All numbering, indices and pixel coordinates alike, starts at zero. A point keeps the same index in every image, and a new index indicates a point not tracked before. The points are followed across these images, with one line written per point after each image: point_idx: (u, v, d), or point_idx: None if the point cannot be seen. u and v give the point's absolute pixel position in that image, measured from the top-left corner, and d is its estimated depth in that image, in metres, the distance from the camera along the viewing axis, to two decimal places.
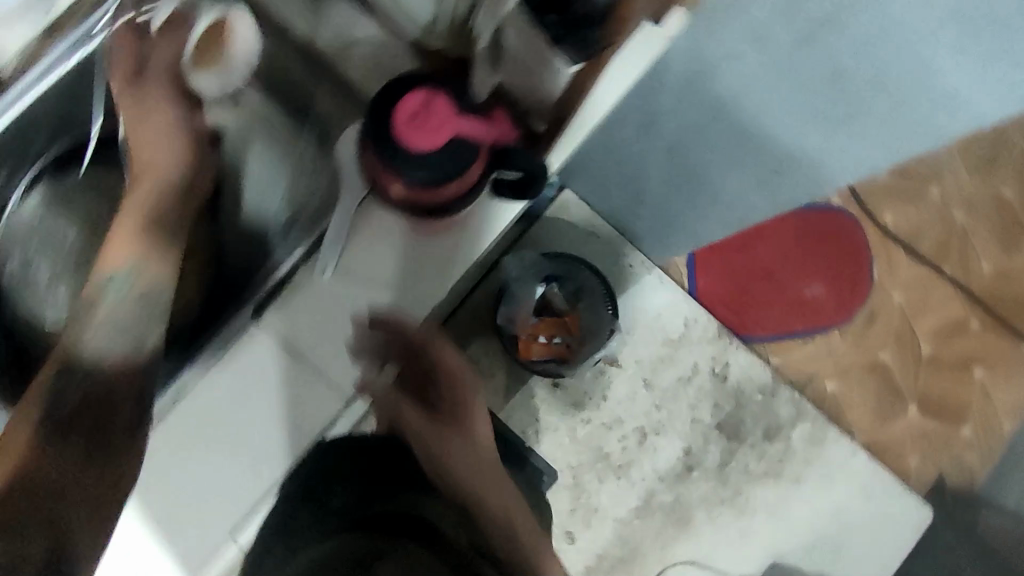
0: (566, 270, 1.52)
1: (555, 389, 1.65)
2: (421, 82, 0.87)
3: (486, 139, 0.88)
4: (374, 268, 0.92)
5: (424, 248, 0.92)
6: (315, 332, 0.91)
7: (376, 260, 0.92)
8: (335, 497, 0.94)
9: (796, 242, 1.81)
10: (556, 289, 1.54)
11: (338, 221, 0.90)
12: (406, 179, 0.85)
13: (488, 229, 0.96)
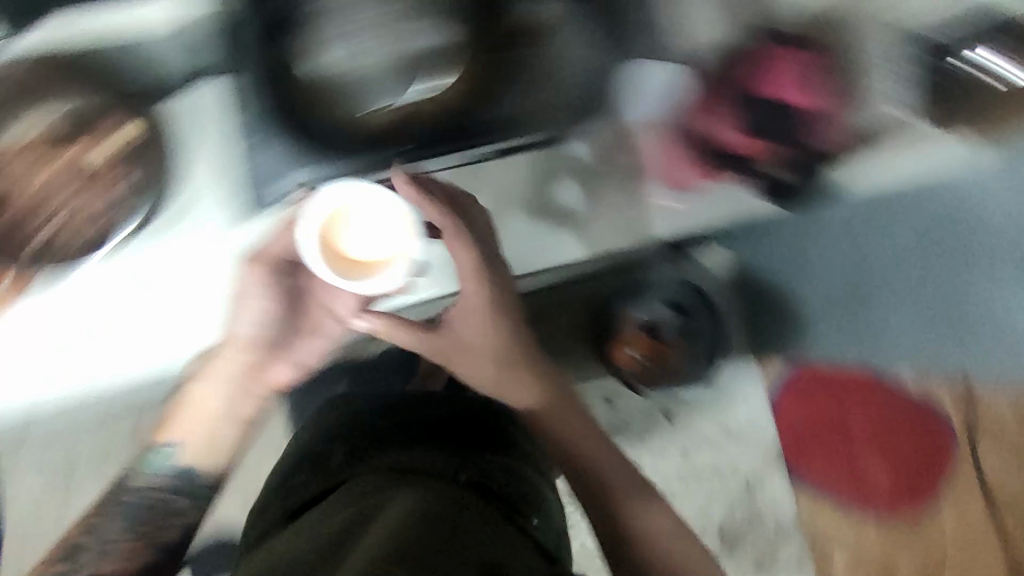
0: (697, 307, 1.56)
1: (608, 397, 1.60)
2: (786, 54, 1.10)
3: (807, 115, 1.09)
4: (593, 191, 1.13)
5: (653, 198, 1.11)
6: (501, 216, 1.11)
7: (593, 191, 1.13)
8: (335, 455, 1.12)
9: (897, 425, 1.63)
10: (676, 318, 1.56)
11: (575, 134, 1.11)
12: (735, 121, 1.11)
13: (707, 213, 1.11)
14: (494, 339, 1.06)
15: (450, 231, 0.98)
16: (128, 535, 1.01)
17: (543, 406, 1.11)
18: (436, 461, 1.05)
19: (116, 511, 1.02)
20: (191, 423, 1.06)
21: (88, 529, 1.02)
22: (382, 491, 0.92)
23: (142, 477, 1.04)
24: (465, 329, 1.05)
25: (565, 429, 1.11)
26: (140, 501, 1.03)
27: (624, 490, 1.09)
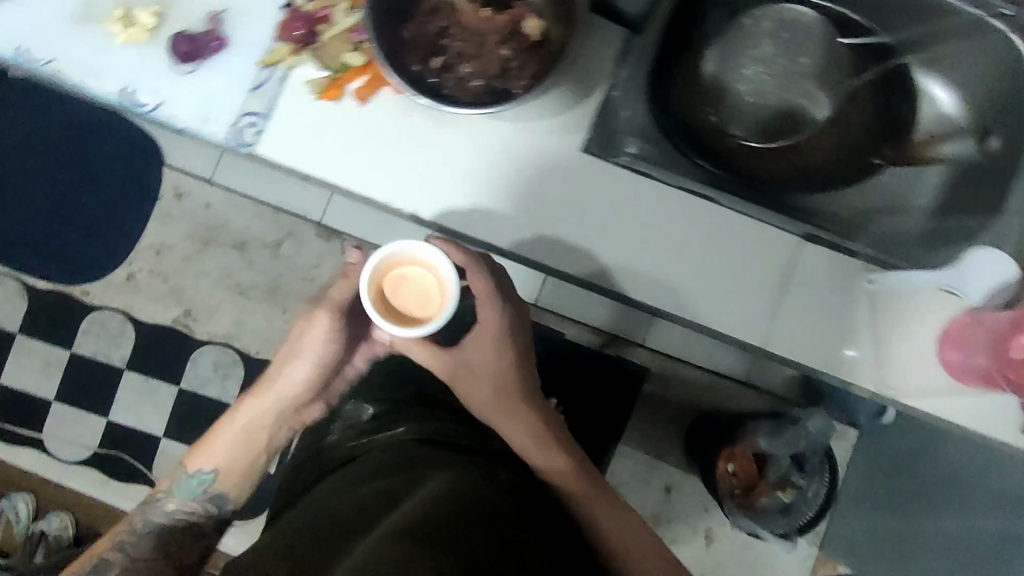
0: (816, 467, 1.27)
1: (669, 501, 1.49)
2: None
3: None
4: (666, 219, 0.79)
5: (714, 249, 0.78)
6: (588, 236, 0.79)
7: (667, 212, 0.79)
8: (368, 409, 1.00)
9: None
10: (799, 481, 1.28)
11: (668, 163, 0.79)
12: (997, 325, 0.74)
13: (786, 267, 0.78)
14: (490, 396, 0.82)
15: (507, 312, 0.80)
16: (118, 557, 0.79)
17: (544, 440, 0.83)
18: (430, 449, 0.84)
19: (136, 533, 0.81)
20: (217, 451, 0.82)
21: (110, 554, 0.79)
22: (408, 466, 0.78)
23: (155, 510, 0.82)
24: (473, 387, 0.82)
25: (560, 457, 0.83)
26: (141, 530, 0.81)
27: (642, 534, 0.82)
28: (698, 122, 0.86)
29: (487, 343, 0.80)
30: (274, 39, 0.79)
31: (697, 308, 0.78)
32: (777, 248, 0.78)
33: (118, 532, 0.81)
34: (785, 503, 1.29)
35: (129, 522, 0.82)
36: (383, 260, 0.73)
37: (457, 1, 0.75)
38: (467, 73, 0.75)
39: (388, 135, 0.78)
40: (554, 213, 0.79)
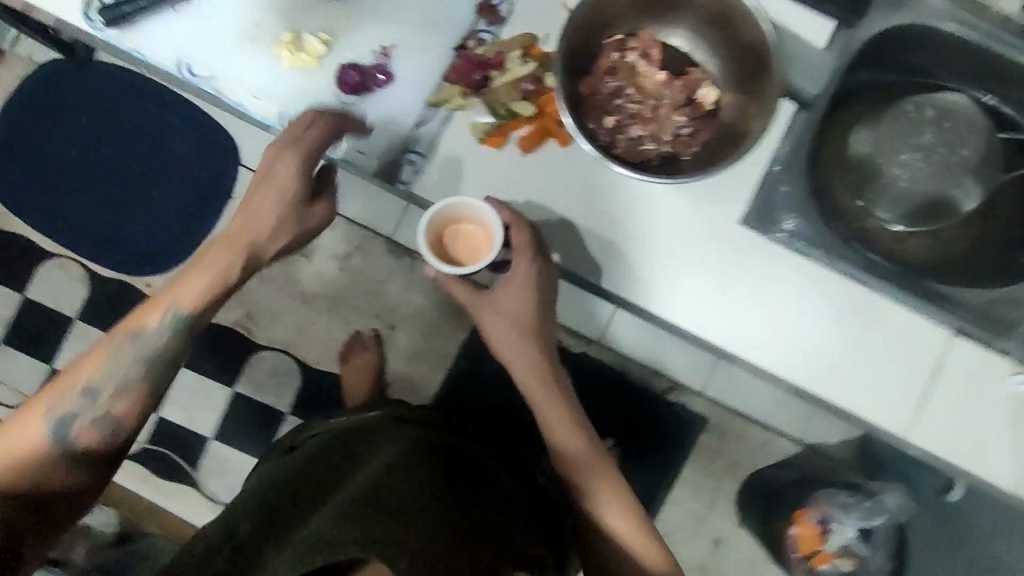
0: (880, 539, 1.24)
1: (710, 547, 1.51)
2: None
3: None
4: (808, 298, 0.79)
5: (851, 334, 0.79)
6: (729, 305, 0.78)
7: (809, 292, 0.79)
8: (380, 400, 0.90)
9: None
10: (862, 550, 1.24)
11: (820, 242, 0.78)
12: None
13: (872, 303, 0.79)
14: (519, 344, 0.82)
15: (534, 264, 0.76)
16: (106, 384, 0.71)
17: (546, 393, 0.82)
18: (372, 436, 0.82)
19: (123, 355, 0.72)
20: (195, 283, 0.73)
21: (98, 382, 0.71)
22: (368, 436, 0.82)
23: (139, 338, 0.72)
24: (498, 329, 0.82)
25: (558, 407, 0.82)
26: (126, 355, 0.72)
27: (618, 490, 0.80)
28: (837, 199, 0.87)
29: (519, 292, 0.79)
30: (442, 80, 0.78)
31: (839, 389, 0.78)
32: (913, 340, 0.79)
33: (96, 358, 0.72)
34: (846, 570, 1.26)
35: (114, 347, 0.72)
36: (431, 219, 0.76)
37: (637, 62, 0.76)
38: (639, 135, 0.75)
39: (547, 188, 0.78)
40: (697, 279, 0.78)
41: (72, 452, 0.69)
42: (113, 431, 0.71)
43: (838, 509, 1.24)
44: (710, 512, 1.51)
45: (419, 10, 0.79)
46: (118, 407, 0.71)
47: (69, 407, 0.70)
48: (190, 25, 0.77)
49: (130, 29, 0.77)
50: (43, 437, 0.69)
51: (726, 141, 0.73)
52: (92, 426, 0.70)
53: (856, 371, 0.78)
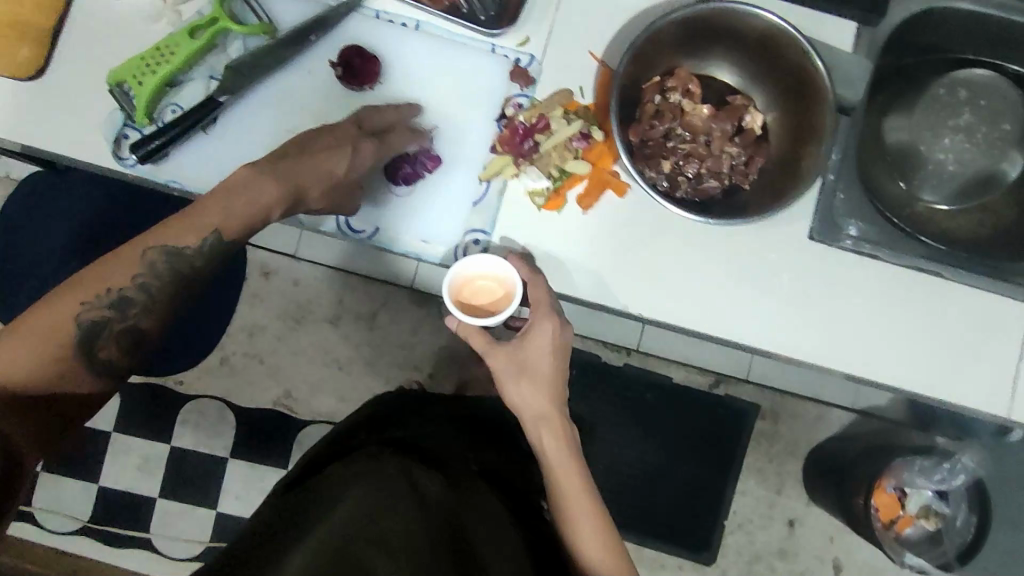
0: (957, 497, 1.22)
1: (787, 538, 1.38)
2: None
3: None
4: (885, 293, 0.79)
5: (931, 320, 0.79)
6: (807, 314, 0.78)
7: (885, 286, 0.79)
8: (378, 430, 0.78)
9: None
10: (943, 508, 1.23)
11: (885, 242, 0.79)
12: None
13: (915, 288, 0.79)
14: (538, 401, 0.72)
15: (550, 325, 0.72)
16: (141, 294, 0.64)
17: (567, 465, 0.71)
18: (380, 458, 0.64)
19: (158, 269, 0.64)
20: (242, 211, 0.65)
21: (132, 292, 0.63)
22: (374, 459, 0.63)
23: (176, 256, 0.64)
24: (512, 386, 0.72)
25: (578, 485, 0.71)
26: (156, 265, 0.64)
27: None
28: (887, 190, 0.87)
29: (538, 343, 0.72)
30: (490, 153, 0.78)
31: (921, 381, 0.79)
32: (992, 314, 0.79)
33: (134, 257, 0.63)
34: (931, 531, 1.24)
35: (147, 253, 0.63)
36: (454, 278, 0.74)
37: (680, 100, 0.75)
38: (696, 173, 0.75)
39: (612, 241, 0.77)
40: (771, 294, 0.78)
41: (96, 361, 0.62)
42: (134, 340, 0.65)
43: (913, 474, 1.22)
44: (780, 495, 1.38)
45: (451, 88, 0.78)
46: (145, 322, 0.65)
47: (99, 310, 0.62)
48: (226, 146, 0.77)
49: (165, 162, 0.77)
50: (70, 338, 0.60)
51: (783, 164, 0.74)
52: (120, 335, 0.63)
53: (939, 353, 0.79)
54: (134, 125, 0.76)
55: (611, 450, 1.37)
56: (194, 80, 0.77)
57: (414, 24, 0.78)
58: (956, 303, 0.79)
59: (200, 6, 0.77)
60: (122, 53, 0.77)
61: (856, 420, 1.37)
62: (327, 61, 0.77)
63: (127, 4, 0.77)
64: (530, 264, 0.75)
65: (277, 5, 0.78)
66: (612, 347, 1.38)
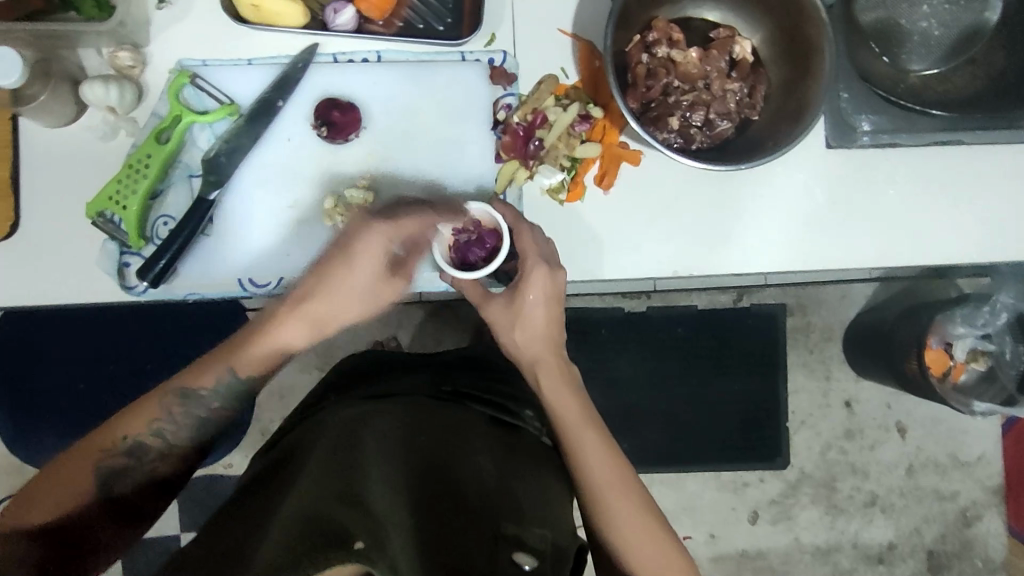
0: (998, 334, 1.21)
1: (852, 423, 1.38)
2: None
3: None
4: (907, 173, 0.79)
5: (956, 184, 0.79)
6: (840, 216, 0.78)
7: (906, 168, 0.79)
8: (375, 390, 0.79)
9: None
10: (989, 347, 1.22)
11: (899, 127, 0.78)
12: None
13: (936, 158, 0.79)
14: (534, 343, 0.72)
15: (541, 271, 0.69)
16: (158, 440, 0.63)
17: (563, 398, 0.71)
18: (347, 444, 0.63)
19: (177, 420, 0.64)
20: (260, 353, 0.68)
21: (147, 438, 0.63)
22: (345, 446, 0.62)
23: (194, 398, 0.65)
24: (507, 334, 0.72)
25: (579, 417, 0.71)
26: (173, 411, 0.64)
27: (653, 519, 0.69)
28: (876, 69, 0.87)
29: (528, 293, 0.70)
30: (496, 164, 0.75)
31: (961, 243, 0.79)
32: (1011, 161, 0.80)
33: (153, 406, 0.64)
34: (982, 372, 1.24)
35: (162, 399, 0.64)
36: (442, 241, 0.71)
37: (668, 52, 0.73)
38: (705, 119, 0.73)
39: (644, 211, 0.76)
40: (802, 208, 0.78)
41: (112, 508, 0.62)
42: (155, 486, 0.64)
43: (956, 326, 1.21)
44: (832, 381, 1.38)
45: (436, 109, 0.75)
46: (161, 470, 0.64)
47: (114, 459, 0.62)
48: (230, 240, 0.73)
49: (175, 277, 0.73)
50: (86, 487, 0.60)
51: (788, 85, 0.73)
52: (136, 483, 0.63)
53: (970, 213, 0.79)
54: (132, 250, 0.72)
55: (662, 394, 1.31)
56: (175, 184, 0.72)
57: (375, 55, 0.74)
58: (976, 162, 0.79)
59: (152, 107, 0.73)
60: (90, 179, 0.72)
61: (880, 288, 1.35)
62: (303, 123, 0.73)
63: (75, 125, 0.72)
64: (513, 210, 0.72)
65: (230, 80, 0.73)
66: (632, 294, 1.30)
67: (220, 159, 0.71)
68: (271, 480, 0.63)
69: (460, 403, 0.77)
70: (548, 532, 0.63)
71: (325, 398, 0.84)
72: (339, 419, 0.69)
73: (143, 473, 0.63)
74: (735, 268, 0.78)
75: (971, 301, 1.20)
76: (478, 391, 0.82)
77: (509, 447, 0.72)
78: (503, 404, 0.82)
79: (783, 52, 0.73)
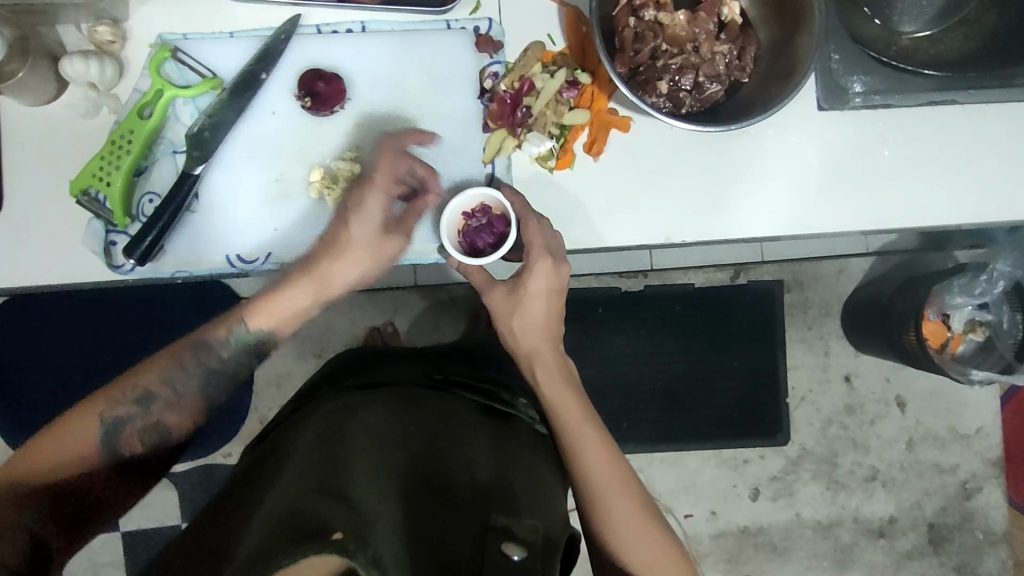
0: (997, 304, 1.19)
1: (850, 397, 1.37)
2: None
3: None
4: (898, 136, 0.78)
5: (948, 146, 0.78)
6: (832, 180, 0.77)
7: (897, 131, 0.78)
8: (363, 379, 0.79)
9: None
10: (987, 317, 1.21)
11: (893, 87, 0.76)
12: None
13: (927, 119, 0.78)
14: (532, 334, 0.72)
15: (546, 265, 0.70)
16: (164, 392, 0.64)
17: (561, 392, 0.70)
18: (333, 434, 0.62)
19: (187, 372, 0.66)
20: (289, 303, 0.69)
21: (157, 387, 0.64)
22: (331, 436, 0.62)
23: (199, 352, 0.67)
24: (507, 323, 0.72)
25: (577, 414, 0.69)
26: (182, 365, 0.66)
27: (649, 518, 0.68)
28: (867, 32, 0.86)
29: (531, 285, 0.70)
30: (484, 133, 0.74)
31: (954, 206, 0.79)
32: (1003, 121, 0.79)
33: (162, 359, 0.65)
34: (981, 342, 1.23)
35: (172, 352, 0.66)
36: (449, 223, 0.72)
37: (656, 15, 0.72)
38: (695, 83, 0.72)
39: (634, 177, 0.75)
40: (794, 172, 0.77)
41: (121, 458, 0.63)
42: (162, 440, 0.65)
43: (954, 294, 1.19)
44: (830, 356, 1.37)
45: (421, 79, 0.74)
46: (170, 420, 0.65)
47: (124, 406, 0.63)
48: (218, 216, 0.73)
49: (163, 253, 0.72)
50: (94, 436, 0.62)
51: (778, 46, 0.71)
52: (143, 435, 0.63)
53: (963, 176, 0.78)
54: (118, 228, 0.71)
55: (660, 372, 1.30)
56: (160, 161, 0.72)
57: (359, 26, 0.73)
58: (968, 122, 0.78)
59: (135, 83, 0.72)
60: (74, 158, 0.71)
61: (876, 261, 1.34)
62: (289, 95, 0.72)
63: (56, 103, 0.71)
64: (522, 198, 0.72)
65: (212, 53, 0.72)
66: (627, 272, 1.30)
67: (205, 133, 0.70)
68: (258, 469, 0.62)
69: (453, 391, 0.76)
70: (541, 523, 0.59)
71: (315, 392, 0.83)
72: (326, 408, 0.68)
73: (150, 423, 0.64)
74: (727, 234, 0.77)
75: (968, 270, 1.18)
76: (469, 379, 0.82)
77: (502, 438, 0.71)
78: (493, 391, 0.80)
79: (772, 12, 0.72)
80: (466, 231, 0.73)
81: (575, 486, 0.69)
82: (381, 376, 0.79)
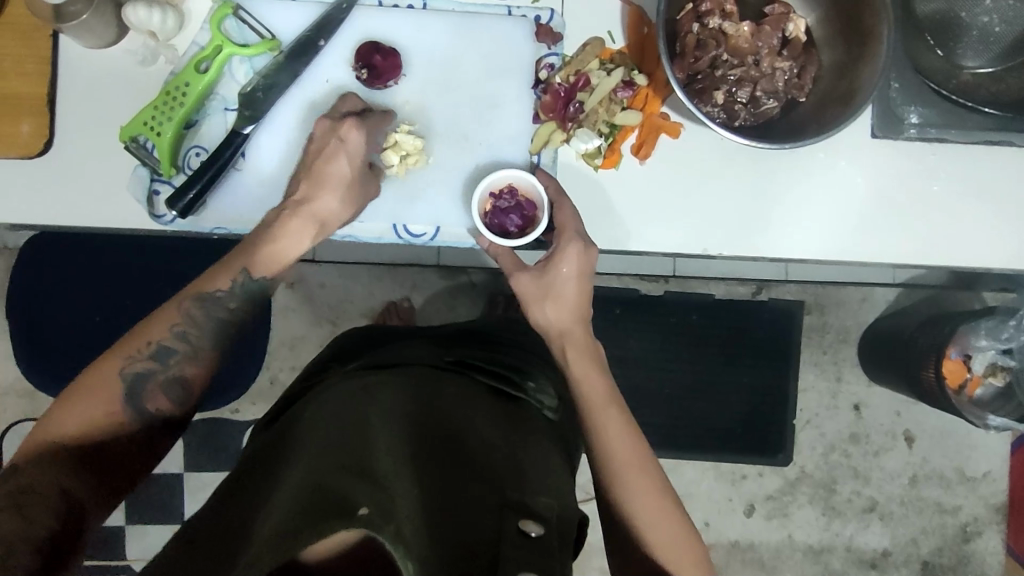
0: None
1: (857, 426, 1.37)
2: None
3: None
4: (948, 171, 0.77)
5: (998, 188, 0.77)
6: (873, 209, 0.77)
7: (948, 165, 0.77)
8: (377, 358, 0.79)
9: None
10: (1010, 363, 1.19)
11: (949, 122, 0.75)
12: None
13: (979, 159, 0.77)
14: (563, 318, 0.71)
15: (577, 247, 0.69)
16: (181, 345, 0.64)
17: (589, 372, 0.70)
18: (351, 413, 0.63)
19: (198, 323, 0.64)
20: (270, 251, 0.67)
21: (172, 340, 0.63)
22: (350, 415, 0.62)
23: (212, 302, 0.65)
24: (538, 309, 0.71)
25: (603, 389, 0.69)
26: (193, 315, 0.64)
27: (667, 500, 0.68)
28: (926, 63, 0.84)
29: (562, 268, 0.69)
30: (534, 124, 0.74)
31: (996, 249, 0.78)
32: None
33: (172, 312, 0.64)
34: (1000, 387, 1.21)
35: (183, 304, 0.64)
36: (479, 205, 0.73)
37: (721, 25, 0.71)
38: (751, 96, 0.72)
39: (678, 184, 0.75)
40: (838, 196, 0.76)
41: (146, 414, 0.62)
42: (183, 393, 0.64)
43: (979, 337, 1.17)
44: (842, 382, 1.36)
45: (476, 62, 0.73)
46: (189, 372, 0.64)
47: (144, 362, 0.62)
48: (261, 177, 0.73)
49: (204, 209, 0.73)
50: (116, 391, 0.61)
51: (840, 68, 0.70)
52: (166, 388, 0.63)
53: (1010, 220, 0.77)
54: (162, 179, 0.72)
55: (671, 378, 1.30)
56: (210, 116, 0.72)
57: (421, 3, 0.73)
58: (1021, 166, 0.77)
59: (194, 35, 0.72)
60: (125, 104, 0.72)
61: (902, 294, 1.33)
62: (345, 66, 0.73)
63: (114, 48, 0.72)
64: (554, 183, 0.73)
65: (273, 15, 0.72)
66: (650, 277, 1.29)
67: (258, 94, 0.70)
68: (280, 443, 0.63)
69: (466, 377, 0.76)
70: (556, 507, 0.60)
71: (329, 368, 0.83)
72: (343, 387, 0.69)
73: (172, 375, 0.63)
74: (763, 252, 0.76)
75: (997, 314, 1.16)
76: (483, 362, 0.82)
77: (514, 426, 0.71)
78: (508, 375, 0.81)
79: (839, 32, 0.71)
80: (493, 212, 0.73)
81: (595, 469, 0.69)
82: (395, 356, 0.80)
